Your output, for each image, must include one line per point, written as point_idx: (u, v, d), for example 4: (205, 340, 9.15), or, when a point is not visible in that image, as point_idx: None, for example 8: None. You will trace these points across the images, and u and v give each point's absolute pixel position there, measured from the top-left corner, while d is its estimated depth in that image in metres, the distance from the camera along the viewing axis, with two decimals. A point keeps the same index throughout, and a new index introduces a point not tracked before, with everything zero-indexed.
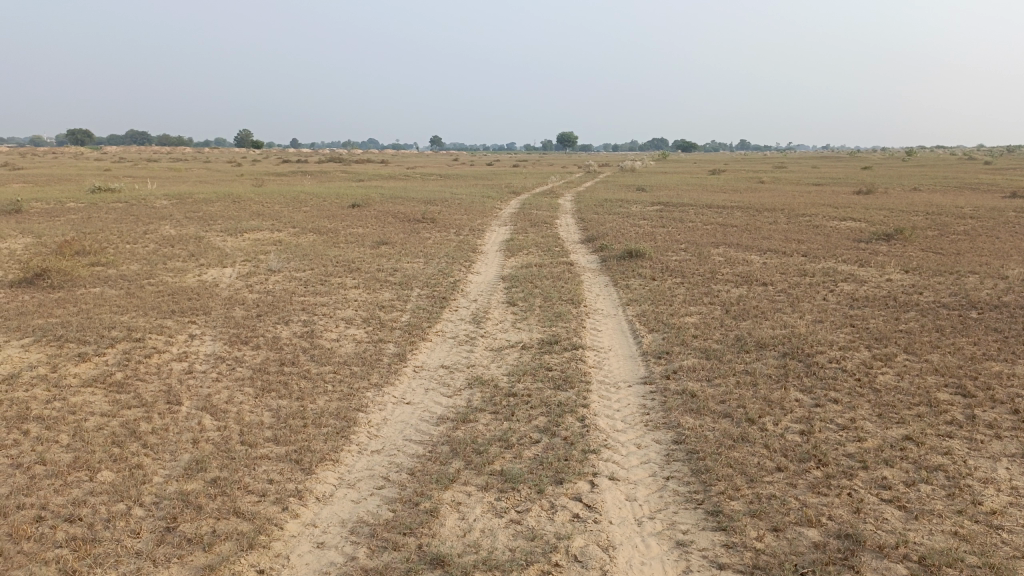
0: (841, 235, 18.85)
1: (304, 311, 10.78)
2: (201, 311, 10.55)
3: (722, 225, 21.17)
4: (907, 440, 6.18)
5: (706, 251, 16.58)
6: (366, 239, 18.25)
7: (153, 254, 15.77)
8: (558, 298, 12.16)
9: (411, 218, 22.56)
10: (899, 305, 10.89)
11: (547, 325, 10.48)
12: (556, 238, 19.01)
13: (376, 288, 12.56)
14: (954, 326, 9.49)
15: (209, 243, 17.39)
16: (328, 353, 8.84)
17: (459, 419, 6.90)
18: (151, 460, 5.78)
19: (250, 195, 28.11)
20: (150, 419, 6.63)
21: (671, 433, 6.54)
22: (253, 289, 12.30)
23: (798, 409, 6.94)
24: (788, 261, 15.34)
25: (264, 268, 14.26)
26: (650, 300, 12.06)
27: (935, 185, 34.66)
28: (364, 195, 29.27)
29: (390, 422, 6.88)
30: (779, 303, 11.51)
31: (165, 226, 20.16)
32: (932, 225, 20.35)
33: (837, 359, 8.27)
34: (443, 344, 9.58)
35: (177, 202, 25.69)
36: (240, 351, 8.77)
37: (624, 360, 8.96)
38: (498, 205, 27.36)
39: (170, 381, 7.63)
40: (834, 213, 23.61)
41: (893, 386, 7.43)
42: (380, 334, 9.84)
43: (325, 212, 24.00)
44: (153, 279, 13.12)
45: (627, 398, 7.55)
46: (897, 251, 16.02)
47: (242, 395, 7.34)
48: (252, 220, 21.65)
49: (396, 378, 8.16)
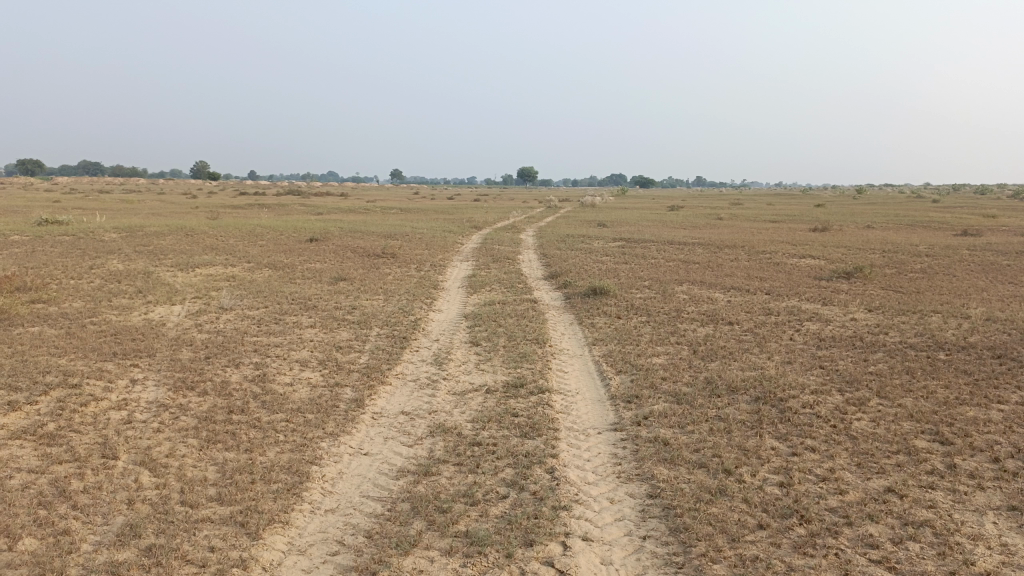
0: (801, 272, 18.94)
1: (256, 353, 10.25)
2: (145, 352, 9.97)
3: (684, 262, 21.15)
4: (889, 492, 5.93)
5: (670, 288, 16.44)
6: (324, 275, 17.75)
7: (99, 291, 15.07)
8: (523, 337, 11.81)
9: (370, 253, 22.14)
10: (867, 346, 10.77)
11: (512, 367, 10.11)
12: (518, 274, 18.75)
13: (333, 327, 12.08)
14: (924, 369, 9.38)
15: (159, 279, 16.73)
16: (280, 399, 8.35)
17: (420, 472, 6.47)
18: (79, 525, 5.23)
19: (204, 229, 27.41)
20: (81, 476, 6.07)
21: (645, 486, 6.20)
22: (203, 329, 11.73)
23: (775, 458, 6.66)
24: (753, 298, 15.26)
25: (215, 305, 13.68)
26: (616, 339, 11.79)
27: (888, 222, 35.43)
28: (323, 229, 28.75)
29: (346, 476, 6.42)
30: (746, 343, 11.32)
31: (113, 261, 19.42)
32: (890, 263, 20.60)
33: (810, 404, 8.04)
34: (403, 388, 9.15)
35: (127, 236, 24.88)
36: (185, 397, 8.23)
37: (592, 405, 8.62)
38: (459, 240, 27.08)
39: (108, 432, 7.06)
40: (793, 251, 23.82)
41: (870, 432, 7.21)
42: (336, 377, 9.37)
43: (282, 246, 23.45)
44: (96, 317, 12.45)
45: (597, 446, 7.19)
46: (858, 290, 16.07)
47: (185, 448, 6.81)
48: (205, 254, 21.00)
49: (353, 426, 7.69)
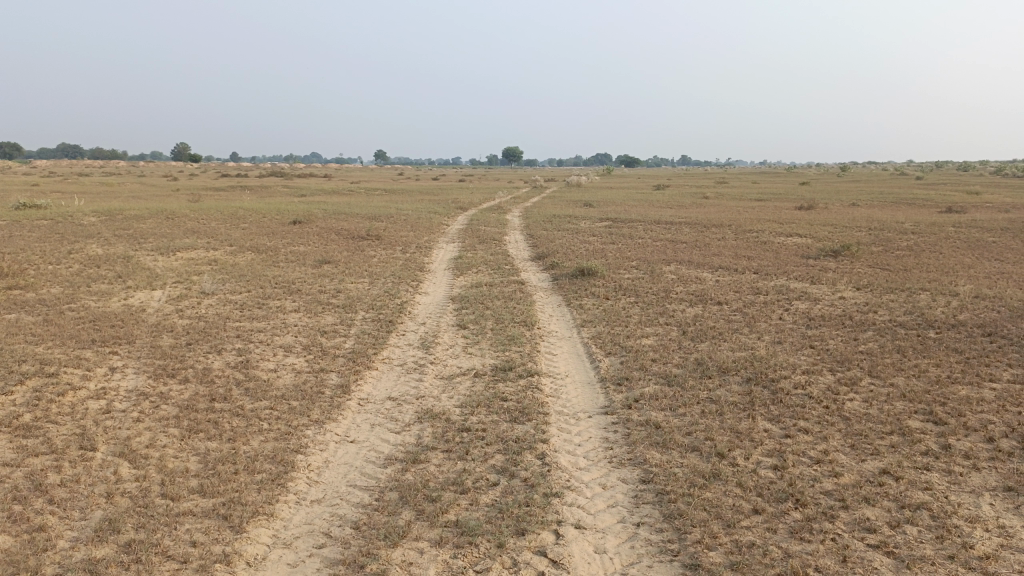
0: (789, 251, 18.87)
1: (239, 338, 10.05)
2: (125, 339, 9.74)
3: (671, 241, 21.05)
4: (884, 474, 5.86)
5: (658, 268, 16.33)
6: (307, 258, 17.49)
7: (77, 276, 14.76)
8: (510, 319, 11.66)
9: (355, 235, 21.89)
10: (857, 325, 10.70)
11: (500, 350, 9.97)
12: (505, 256, 18.58)
13: (318, 311, 11.88)
14: (915, 347, 9.33)
15: (139, 264, 16.43)
16: (264, 386, 8.17)
17: (408, 460, 6.33)
18: (55, 520, 5.05)
19: (185, 211, 26.99)
20: (57, 469, 5.88)
21: (638, 471, 6.09)
22: (184, 314, 11.50)
23: (768, 440, 6.57)
24: (741, 278, 15.20)
25: (196, 290, 13.42)
26: (605, 321, 11.67)
27: (872, 200, 35.50)
28: (306, 212, 28.39)
29: (332, 465, 6.28)
30: (736, 323, 11.23)
31: (92, 245, 19.05)
32: (877, 241, 20.60)
33: (802, 385, 7.96)
34: (389, 372, 9.00)
35: (106, 219, 24.41)
36: (166, 386, 8.03)
37: (582, 388, 8.50)
38: (445, 221, 26.84)
39: (86, 423, 6.87)
40: (780, 229, 23.80)
41: (863, 413, 7.14)
42: (321, 362, 9.20)
43: (265, 228, 23.13)
44: (75, 304, 12.18)
45: (588, 431, 7.09)
46: (846, 268, 16.01)
47: (166, 438, 6.63)
48: (186, 237, 20.64)
49: (339, 413, 7.53)
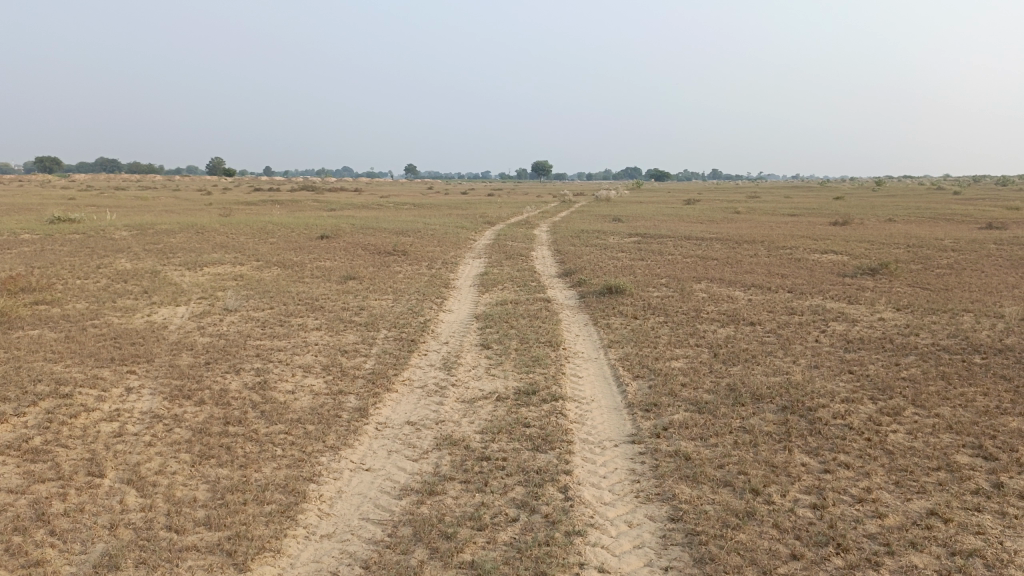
0: (824, 269, 18.34)
1: (258, 358, 9.87)
2: (145, 358, 9.61)
3: (702, 258, 20.62)
4: (932, 516, 5.44)
5: (688, 286, 15.93)
6: (333, 274, 17.37)
7: (103, 291, 14.77)
8: (536, 339, 11.36)
9: (381, 250, 21.78)
10: (897, 349, 10.22)
11: (524, 372, 9.67)
12: (532, 272, 18.31)
13: (340, 329, 11.69)
14: (961, 374, 8.85)
15: (166, 279, 16.44)
16: (281, 408, 7.95)
17: (424, 491, 6.05)
18: (54, 554, 4.85)
19: (214, 226, 27.15)
20: (63, 497, 5.69)
21: (666, 508, 5.74)
22: (205, 332, 11.37)
23: (806, 476, 6.19)
24: (774, 297, 14.74)
25: (220, 307, 13.34)
26: (633, 342, 11.31)
27: (909, 215, 34.69)
28: (334, 226, 28.44)
29: (345, 495, 6.02)
30: (769, 345, 10.81)
31: (121, 259, 19.15)
32: (916, 258, 19.97)
33: (841, 414, 7.54)
34: (409, 395, 8.73)
35: (137, 234, 24.61)
36: (181, 407, 7.86)
37: (608, 413, 8.17)
38: (472, 236, 26.69)
39: (96, 447, 6.70)
40: (814, 245, 23.25)
41: (906, 446, 6.71)
42: (340, 384, 8.97)
43: (292, 243, 23.16)
44: (99, 320, 12.15)
45: (614, 461, 6.75)
46: (884, 287, 15.48)
47: (177, 464, 6.43)
48: (214, 252, 20.69)
49: (355, 438, 7.28)
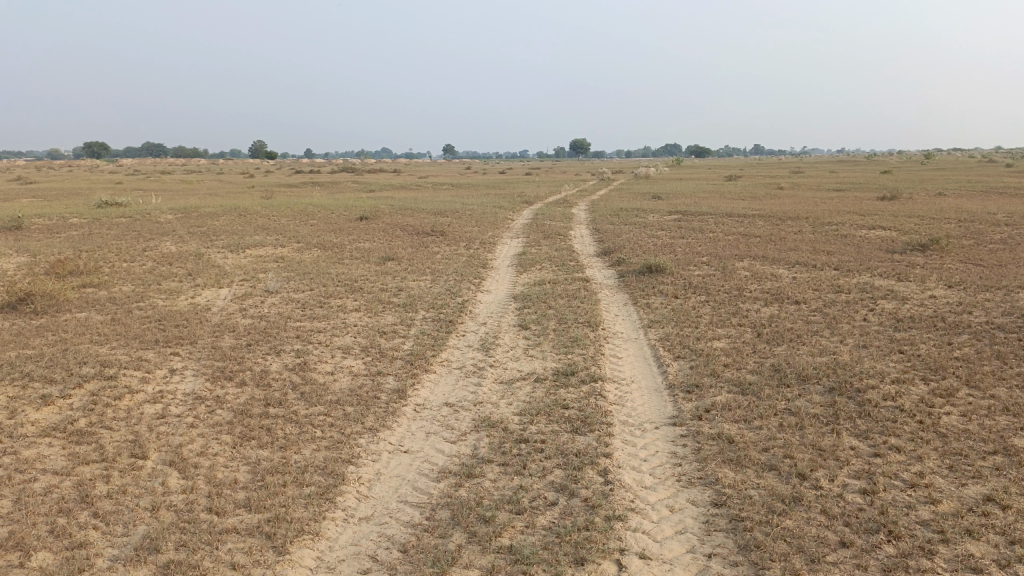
0: (871, 245, 17.84)
1: (298, 339, 9.93)
2: (188, 340, 9.73)
3: (744, 235, 20.23)
4: (989, 502, 5.21)
5: (730, 264, 15.63)
6: (371, 255, 17.41)
7: (149, 274, 15.01)
8: (574, 320, 11.24)
9: (420, 230, 21.78)
10: (950, 327, 9.87)
11: (563, 353, 9.56)
12: (570, 251, 18.14)
13: (378, 310, 11.70)
14: (1017, 353, 8.50)
15: (209, 261, 16.65)
16: (320, 389, 7.97)
17: (462, 474, 6.00)
18: (97, 536, 4.92)
19: (256, 208, 27.43)
20: (106, 479, 5.78)
21: (709, 493, 5.61)
22: (247, 314, 11.48)
23: (855, 460, 5.99)
24: (820, 275, 14.37)
25: (260, 288, 13.45)
26: (674, 321, 11.12)
27: (961, 189, 33.57)
28: (373, 207, 28.53)
29: (384, 478, 6.00)
30: (815, 324, 10.53)
31: (166, 242, 19.45)
32: (968, 233, 19.31)
33: (891, 396, 7.29)
34: (447, 376, 8.69)
35: (181, 217, 25.00)
36: (222, 389, 7.93)
37: (648, 395, 8.03)
38: (510, 215, 26.54)
39: (139, 429, 6.80)
40: (861, 221, 22.63)
41: (961, 429, 6.45)
42: (379, 365, 8.97)
43: (332, 224, 23.31)
44: (143, 302, 12.34)
45: (655, 444, 6.62)
46: (935, 264, 14.99)
47: (218, 446, 6.49)
48: (256, 234, 20.92)
49: (393, 420, 7.26)
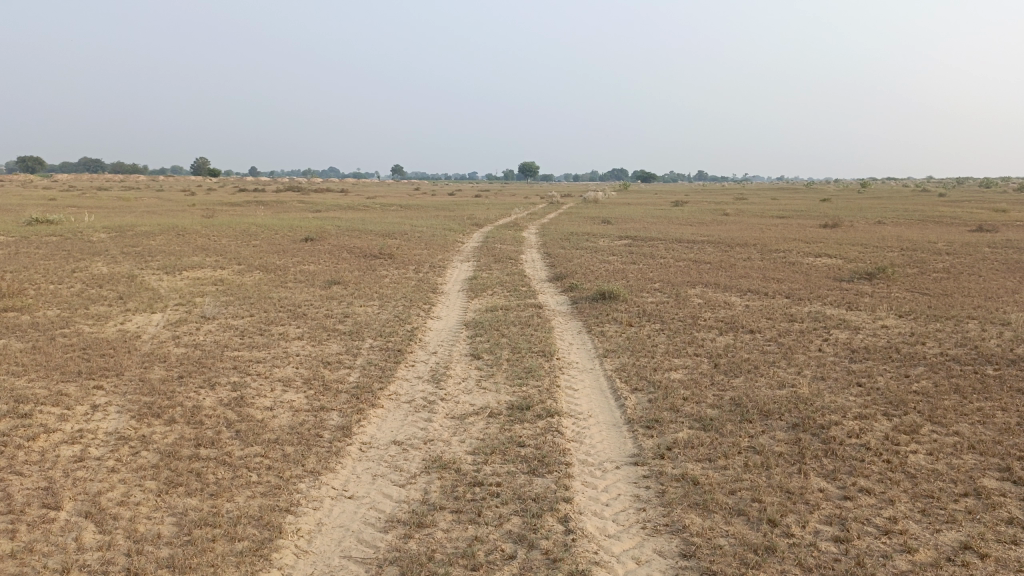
0: (820, 273, 17.98)
1: (236, 370, 9.33)
2: (114, 372, 9.04)
3: (694, 261, 20.22)
4: (967, 550, 4.99)
5: (683, 291, 15.50)
6: (316, 278, 16.81)
7: (77, 297, 14.14)
8: (528, 349, 10.87)
9: (367, 253, 21.22)
10: (905, 359, 9.81)
11: (517, 385, 9.17)
12: (522, 276, 17.82)
13: (323, 339, 11.15)
14: (975, 387, 8.43)
15: (143, 284, 15.84)
16: (257, 427, 7.41)
17: (411, 523, 5.54)
18: None
19: (196, 228, 26.45)
20: (11, 534, 5.15)
21: (676, 542, 5.27)
22: (181, 342, 10.80)
23: (825, 503, 5.73)
24: (772, 303, 14.33)
25: (196, 314, 12.75)
26: (630, 351, 10.84)
27: (899, 217, 34.52)
28: (318, 227, 27.84)
29: (326, 528, 5.51)
30: (772, 355, 10.38)
31: (98, 263, 18.50)
32: (911, 262, 19.66)
33: (856, 433, 7.09)
34: (396, 411, 8.21)
35: (115, 236, 23.93)
36: (150, 427, 7.32)
37: (607, 431, 7.69)
38: (460, 238, 26.17)
39: (54, 474, 6.16)
40: (807, 248, 22.93)
41: (929, 468, 6.26)
42: (322, 399, 8.44)
43: (276, 246, 22.58)
44: (69, 328, 11.54)
45: (617, 486, 6.27)
46: (883, 292, 15.13)
47: (141, 493, 5.90)
48: (194, 256, 20.06)
49: (337, 461, 6.75)
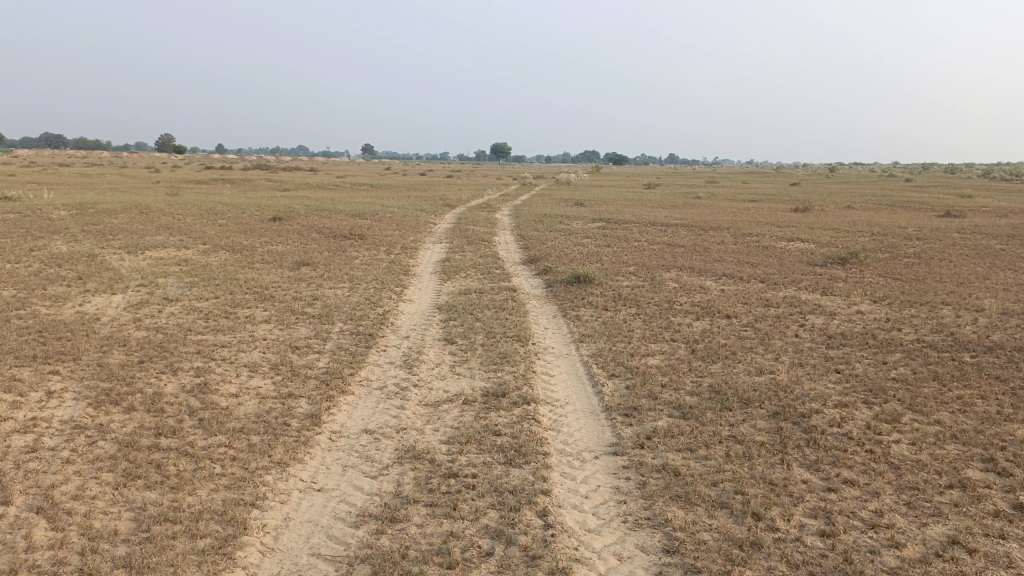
0: (793, 257, 17.97)
1: (200, 355, 8.98)
2: (72, 356, 8.64)
3: (669, 245, 20.11)
4: (954, 545, 4.89)
5: (658, 275, 15.36)
6: (285, 259, 16.39)
7: (33, 277, 13.59)
8: (502, 334, 10.63)
9: (337, 233, 20.79)
10: (882, 345, 9.75)
11: (492, 370, 8.95)
12: (495, 259, 17.54)
13: (292, 322, 10.81)
14: (953, 374, 8.38)
15: (103, 263, 15.32)
16: (222, 416, 7.10)
17: (384, 518, 5.30)
18: None
19: (159, 206, 25.72)
20: None
21: (659, 537, 5.10)
22: (142, 325, 10.39)
23: (809, 495, 5.60)
24: (748, 287, 14.25)
25: (159, 295, 12.31)
26: (605, 336, 10.67)
27: (868, 202, 34.77)
28: (287, 207, 27.26)
29: (294, 524, 5.25)
30: (749, 340, 10.26)
31: (57, 241, 17.85)
32: (883, 247, 19.74)
33: (837, 422, 6.98)
34: (367, 398, 7.94)
35: (76, 213, 23.16)
36: (107, 415, 6.98)
37: (584, 419, 7.50)
38: (432, 219, 25.78)
39: (4, 466, 5.82)
40: (780, 232, 22.96)
41: (912, 459, 6.16)
42: (291, 386, 8.14)
43: (243, 225, 22.05)
44: (24, 310, 11.05)
45: (596, 478, 6.08)
46: (856, 277, 15.14)
47: (98, 486, 5.60)
48: (158, 234, 19.49)
49: (306, 452, 6.48)
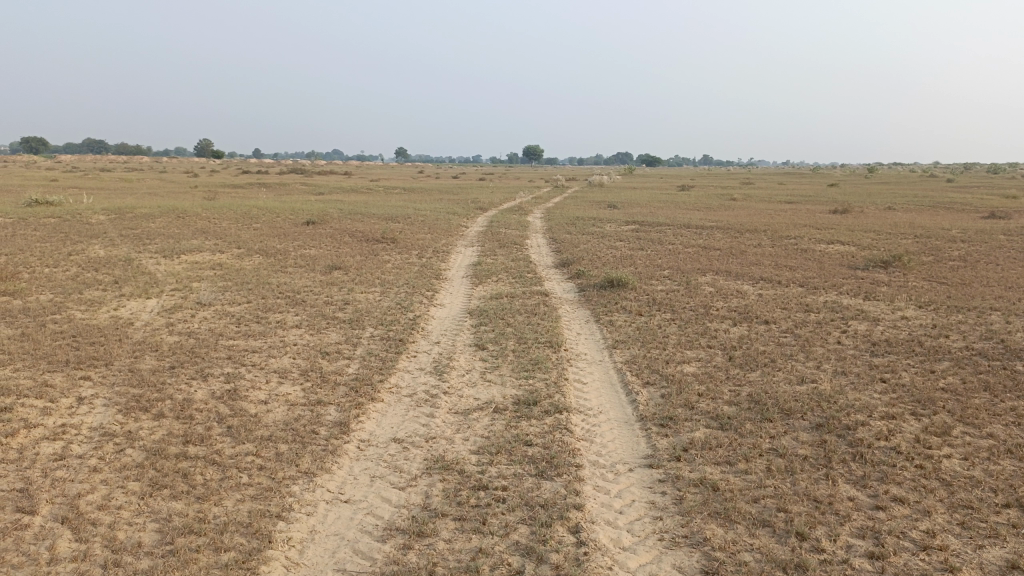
0: (832, 260, 17.50)
1: (230, 361, 8.93)
2: (104, 362, 8.65)
3: (704, 248, 19.77)
4: (1014, 570, 4.59)
5: (694, 279, 15.05)
6: (317, 263, 16.39)
7: (71, 281, 13.74)
8: (534, 339, 10.44)
9: (370, 237, 20.78)
10: (929, 353, 9.37)
11: (523, 378, 8.76)
12: (527, 262, 17.35)
13: (322, 327, 10.74)
14: (1007, 385, 7.98)
15: (139, 267, 15.44)
16: (250, 423, 7.02)
17: (411, 533, 5.15)
18: None
19: (196, 210, 25.99)
20: None
21: (697, 557, 4.87)
22: (174, 330, 10.40)
23: (856, 513, 5.33)
24: (786, 291, 13.88)
25: (192, 300, 12.34)
26: (640, 342, 10.42)
27: (909, 203, 33.90)
28: (320, 210, 27.38)
29: (320, 537, 5.13)
30: (789, 347, 9.95)
31: (95, 246, 18.07)
32: (927, 250, 19.15)
33: (884, 435, 6.67)
34: (396, 406, 7.81)
35: (115, 218, 23.48)
36: (136, 422, 6.94)
37: (618, 429, 7.28)
38: (464, 222, 25.69)
39: (32, 474, 5.79)
40: (819, 234, 22.45)
41: (966, 475, 5.84)
42: (320, 392, 8.05)
43: (277, 229, 22.17)
44: (60, 314, 11.14)
45: (630, 492, 5.87)
46: (900, 281, 14.67)
47: (124, 496, 5.53)
48: (194, 238, 19.66)
49: (334, 461, 6.36)
